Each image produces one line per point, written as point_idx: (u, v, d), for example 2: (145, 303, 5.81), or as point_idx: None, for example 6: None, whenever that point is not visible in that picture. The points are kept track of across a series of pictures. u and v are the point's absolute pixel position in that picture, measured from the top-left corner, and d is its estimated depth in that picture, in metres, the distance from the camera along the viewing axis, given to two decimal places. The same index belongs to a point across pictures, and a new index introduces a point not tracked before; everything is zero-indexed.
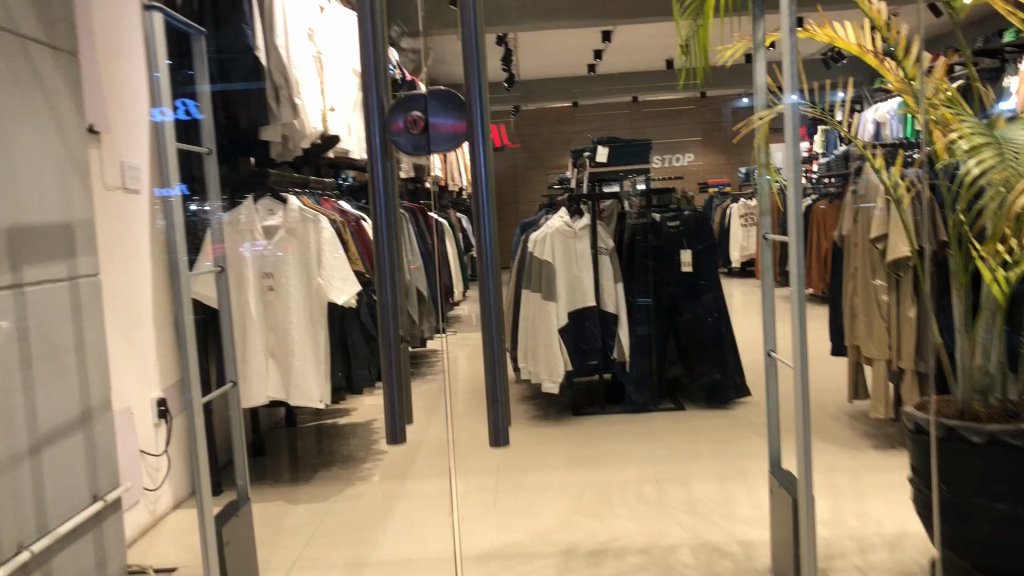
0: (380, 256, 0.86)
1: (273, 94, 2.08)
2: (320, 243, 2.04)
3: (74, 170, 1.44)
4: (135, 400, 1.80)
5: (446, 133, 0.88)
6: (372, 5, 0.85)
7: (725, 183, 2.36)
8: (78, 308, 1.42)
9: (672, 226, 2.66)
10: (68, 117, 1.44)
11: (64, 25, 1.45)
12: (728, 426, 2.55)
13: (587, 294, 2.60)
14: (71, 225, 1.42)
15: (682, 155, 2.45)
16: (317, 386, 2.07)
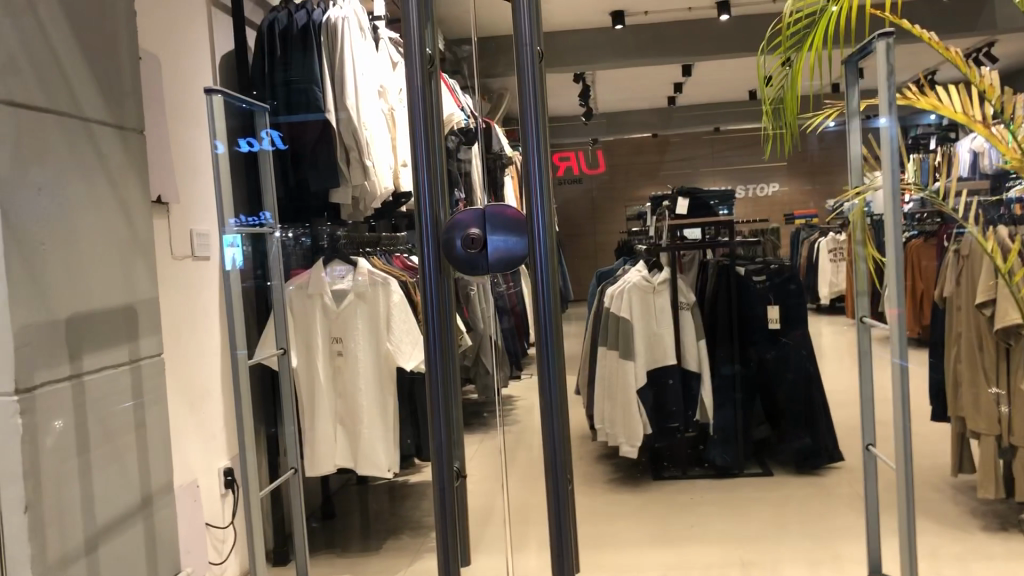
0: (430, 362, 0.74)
1: (344, 157, 2.04)
2: (389, 307, 1.95)
3: (138, 248, 1.41)
4: (201, 471, 1.78)
5: (509, 248, 0.79)
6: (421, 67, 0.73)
7: (812, 215, 2.12)
8: (140, 391, 1.40)
9: (757, 281, 2.47)
10: (133, 195, 1.42)
11: (132, 98, 1.44)
12: (819, 498, 2.43)
13: (667, 352, 2.49)
14: (134, 306, 1.39)
15: (768, 184, 2.15)
16: (384, 455, 2.02)
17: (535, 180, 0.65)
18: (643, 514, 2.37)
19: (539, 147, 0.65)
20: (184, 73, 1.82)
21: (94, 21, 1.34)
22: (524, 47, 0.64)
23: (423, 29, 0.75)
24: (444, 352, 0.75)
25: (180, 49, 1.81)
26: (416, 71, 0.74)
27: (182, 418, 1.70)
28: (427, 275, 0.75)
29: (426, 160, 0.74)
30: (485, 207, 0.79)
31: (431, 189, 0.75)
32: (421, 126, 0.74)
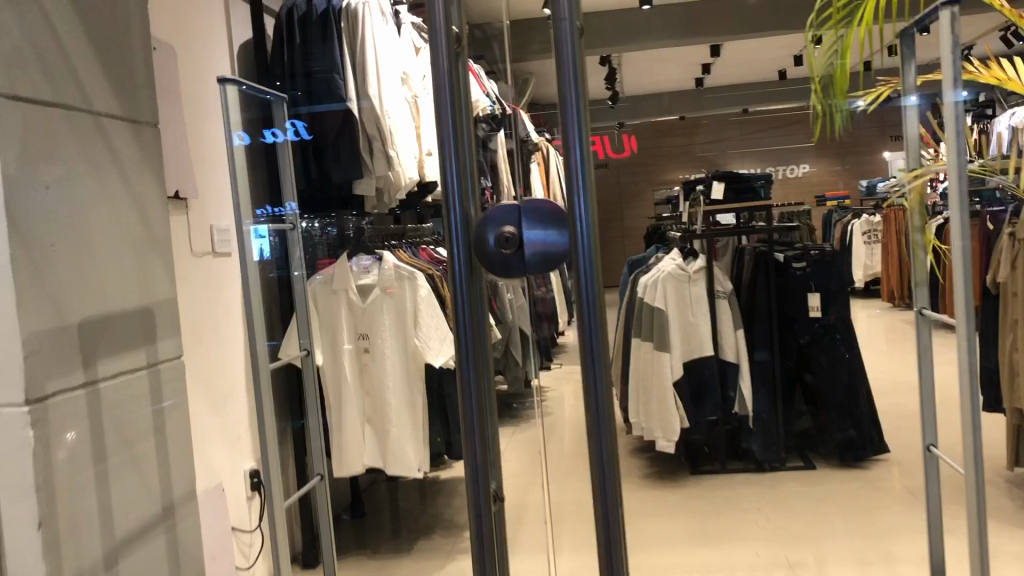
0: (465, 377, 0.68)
1: (367, 147, 1.98)
2: (417, 301, 1.88)
3: (154, 247, 1.35)
4: (226, 474, 1.73)
5: (551, 247, 0.69)
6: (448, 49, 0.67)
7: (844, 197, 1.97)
8: (159, 397, 1.34)
9: (798, 268, 2.43)
10: (149, 192, 1.36)
11: (146, 90, 1.38)
12: (865, 491, 2.35)
13: (703, 343, 2.43)
14: (151, 308, 1.33)
15: (800, 164, 1.86)
16: (415, 453, 1.97)
17: (575, 176, 0.57)
18: (682, 510, 2.30)
19: (580, 141, 0.56)
20: (200, 63, 1.76)
21: (104, 11, 1.27)
22: (560, 26, 0.56)
23: (449, 6, 0.67)
24: (478, 365, 0.68)
25: (196, 39, 1.75)
26: (443, 54, 0.66)
27: (205, 420, 1.65)
28: (458, 277, 0.68)
29: (454, 154, 0.67)
30: (521, 201, 0.69)
31: (460, 185, 0.68)
32: (446, 117, 0.67)
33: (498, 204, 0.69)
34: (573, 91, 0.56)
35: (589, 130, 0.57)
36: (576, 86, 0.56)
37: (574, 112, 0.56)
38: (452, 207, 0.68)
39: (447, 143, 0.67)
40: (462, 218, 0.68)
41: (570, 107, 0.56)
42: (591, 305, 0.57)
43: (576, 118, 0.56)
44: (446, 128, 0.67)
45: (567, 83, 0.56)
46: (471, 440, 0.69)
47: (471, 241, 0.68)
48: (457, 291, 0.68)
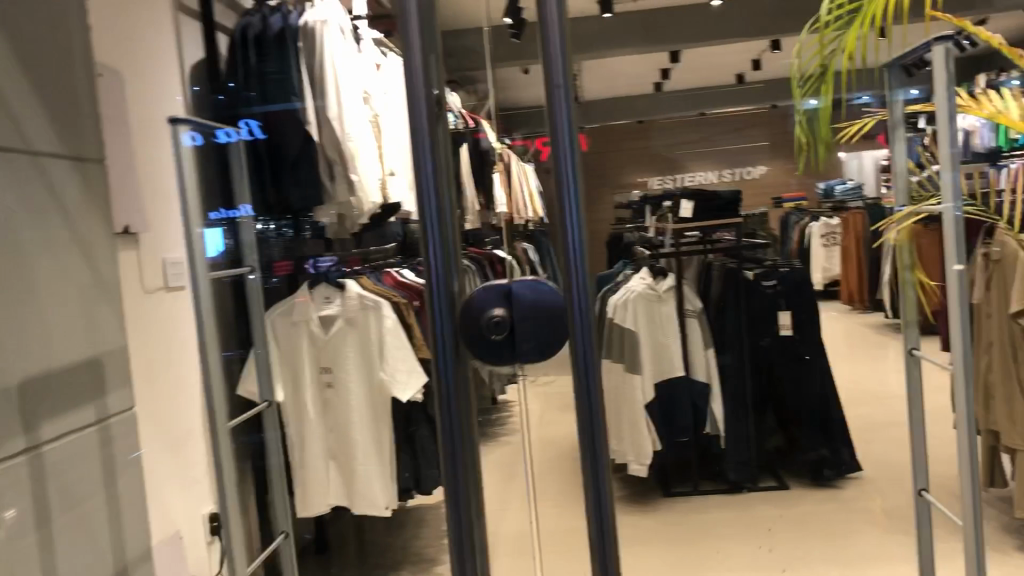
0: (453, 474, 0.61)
1: (327, 170, 1.88)
2: (382, 333, 1.81)
3: (101, 292, 1.27)
4: (184, 521, 1.64)
5: (544, 329, 0.63)
6: (428, 107, 0.59)
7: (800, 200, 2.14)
8: (109, 454, 1.25)
9: (769, 286, 2.35)
10: (94, 233, 1.27)
11: (91, 123, 1.29)
12: (839, 511, 2.33)
13: (674, 362, 2.37)
14: (99, 357, 1.25)
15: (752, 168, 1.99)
16: (381, 492, 1.90)
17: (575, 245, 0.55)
18: (656, 536, 2.25)
19: (577, 215, 0.55)
20: (148, 87, 1.66)
21: (42, 40, 1.18)
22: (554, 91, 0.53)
23: (427, 62, 0.60)
24: (468, 468, 0.62)
25: (143, 62, 1.65)
26: (421, 119, 0.59)
27: (159, 465, 1.56)
28: (444, 364, 0.61)
29: (437, 230, 0.60)
30: (511, 282, 0.64)
31: (444, 264, 0.60)
32: (426, 189, 0.60)
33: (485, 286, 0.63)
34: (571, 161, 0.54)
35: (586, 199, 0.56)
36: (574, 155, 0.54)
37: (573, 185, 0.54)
38: (438, 288, 0.60)
39: (430, 218, 0.60)
40: (444, 301, 0.61)
41: (569, 177, 0.54)
42: (589, 367, 0.56)
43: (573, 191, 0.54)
44: (427, 202, 0.60)
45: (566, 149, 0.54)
46: (458, 544, 0.62)
47: (459, 328, 0.62)
48: (444, 382, 0.61)
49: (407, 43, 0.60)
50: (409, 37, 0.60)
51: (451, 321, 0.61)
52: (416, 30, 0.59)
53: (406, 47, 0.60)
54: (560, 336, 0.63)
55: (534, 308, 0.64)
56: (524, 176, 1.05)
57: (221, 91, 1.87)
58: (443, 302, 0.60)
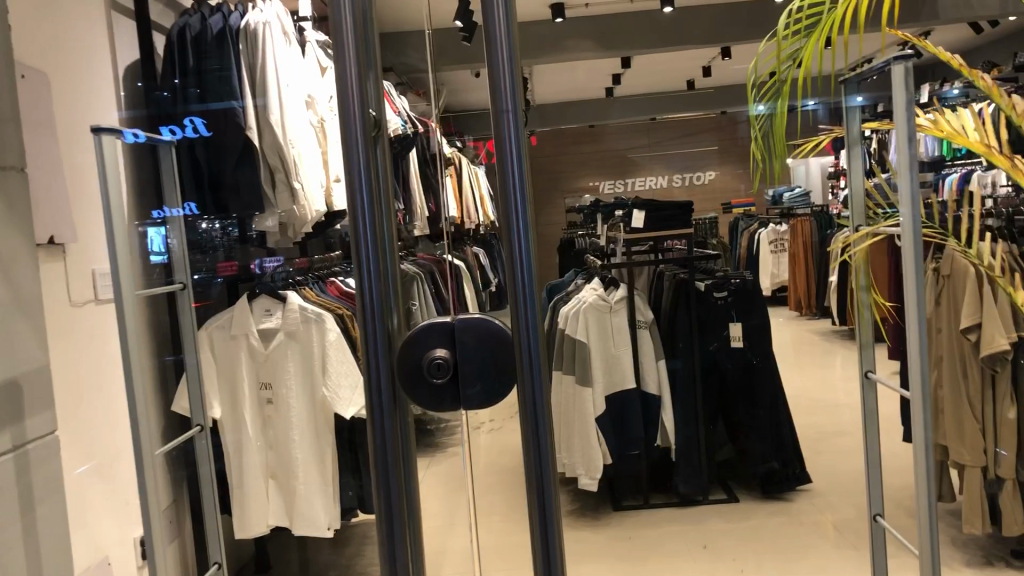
0: (386, 510, 0.58)
1: (268, 178, 1.84)
2: (325, 346, 1.75)
3: (22, 310, 1.19)
4: (113, 546, 1.56)
5: (489, 371, 0.61)
6: (367, 127, 0.56)
7: None
8: (27, 483, 1.18)
9: (718, 297, 2.40)
10: (14, 246, 1.19)
11: (13, 130, 1.21)
12: (789, 525, 2.32)
13: (626, 375, 2.30)
14: (18, 380, 1.17)
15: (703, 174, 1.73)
16: (323, 513, 1.83)
17: (523, 252, 0.58)
18: (606, 554, 2.22)
19: (525, 225, 0.58)
20: (77, 89, 1.58)
21: None
22: (502, 109, 0.56)
23: (365, 95, 0.56)
24: (405, 535, 0.59)
25: (71, 63, 1.57)
26: (358, 155, 0.56)
27: (86, 487, 1.48)
28: (379, 403, 0.58)
29: (373, 272, 0.57)
30: (454, 321, 0.61)
31: (381, 309, 0.57)
32: (363, 228, 0.56)
33: (426, 326, 0.61)
34: (518, 176, 0.57)
35: (531, 211, 0.59)
36: (521, 170, 0.57)
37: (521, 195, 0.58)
38: (378, 335, 0.58)
39: (368, 260, 0.57)
40: (380, 349, 0.58)
41: (516, 189, 0.58)
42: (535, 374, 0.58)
43: (519, 202, 0.57)
44: (364, 241, 0.57)
45: (515, 163, 0.57)
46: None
47: (398, 373, 0.59)
48: (380, 435, 0.58)
49: (343, 74, 0.55)
50: (345, 68, 0.55)
51: (388, 369, 0.58)
52: (353, 59, 0.55)
53: (341, 79, 0.56)
54: (507, 378, 0.61)
55: (478, 345, 0.61)
56: (477, 181, 0.98)
57: (159, 86, 1.81)
58: (382, 349, 0.58)
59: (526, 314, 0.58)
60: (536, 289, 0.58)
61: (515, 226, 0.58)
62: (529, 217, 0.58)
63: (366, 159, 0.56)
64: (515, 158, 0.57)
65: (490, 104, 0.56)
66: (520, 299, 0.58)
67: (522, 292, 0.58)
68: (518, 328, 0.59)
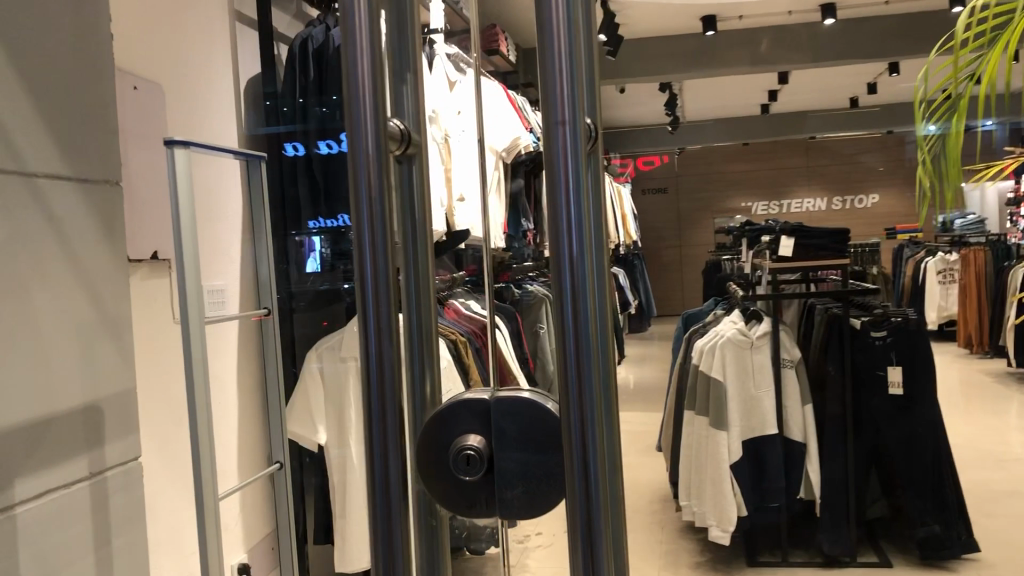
0: None
1: None
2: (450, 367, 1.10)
3: (107, 332, 1.14)
4: None
5: (534, 472, 0.45)
6: (376, 143, 0.43)
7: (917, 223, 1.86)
8: (103, 512, 1.12)
9: (878, 338, 2.10)
10: (103, 264, 1.14)
11: (108, 146, 1.17)
12: None
13: (767, 421, 2.11)
14: (100, 406, 1.12)
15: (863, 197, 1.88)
16: None
17: (581, 317, 0.40)
18: None
19: (585, 273, 0.40)
20: (190, 102, 1.56)
21: (48, 48, 1.05)
22: (555, 120, 0.40)
23: (381, 108, 0.43)
24: None
25: (186, 76, 1.56)
26: (368, 186, 0.43)
27: (184, 509, 1.44)
28: (382, 503, 0.45)
29: (381, 336, 0.44)
30: (492, 400, 0.47)
31: (391, 388, 0.44)
32: (370, 282, 0.44)
33: (455, 404, 0.48)
34: (577, 213, 0.40)
35: (603, 253, 0.41)
36: (582, 206, 0.40)
37: (581, 238, 0.40)
38: (387, 421, 0.44)
39: (376, 323, 0.44)
40: (388, 444, 0.44)
41: (571, 227, 0.40)
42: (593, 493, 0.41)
43: (573, 250, 0.40)
44: (370, 296, 0.44)
45: (573, 192, 0.40)
46: None
47: (416, 465, 0.48)
48: (384, 547, 0.45)
49: (354, 78, 0.43)
50: (355, 72, 0.43)
51: (400, 471, 0.45)
52: (365, 61, 0.43)
53: (351, 85, 0.43)
54: (556, 488, 0.44)
55: (519, 436, 0.45)
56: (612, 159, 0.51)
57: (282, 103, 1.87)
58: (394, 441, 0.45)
59: (584, 409, 0.40)
60: (599, 370, 0.40)
61: (574, 281, 0.40)
62: (594, 271, 0.40)
63: (380, 185, 0.43)
64: (569, 189, 0.40)
65: (543, 104, 0.40)
66: (572, 389, 0.40)
67: (577, 376, 0.40)
68: (569, 425, 0.41)
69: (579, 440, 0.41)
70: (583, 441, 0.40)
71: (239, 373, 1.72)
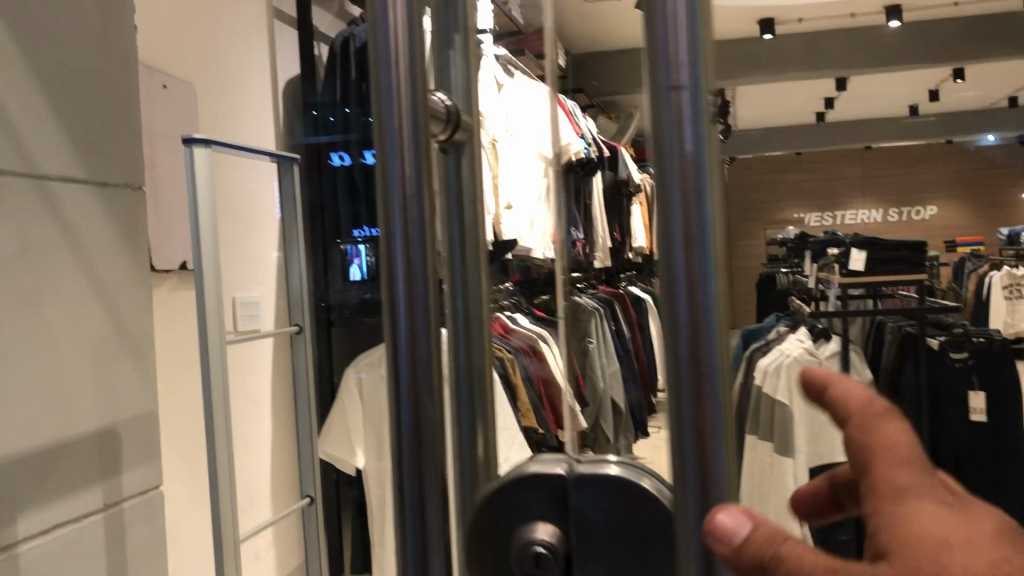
0: None
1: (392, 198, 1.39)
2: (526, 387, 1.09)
3: (125, 349, 1.04)
4: None
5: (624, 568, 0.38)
6: (415, 126, 0.35)
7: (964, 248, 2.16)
8: (117, 546, 1.02)
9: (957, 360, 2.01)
10: (122, 274, 1.05)
11: (129, 147, 1.08)
12: None
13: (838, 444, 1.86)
14: (117, 429, 1.02)
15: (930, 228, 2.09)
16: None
17: (705, 340, 0.29)
18: None
19: (711, 300, 0.29)
20: (223, 101, 1.49)
21: (66, 38, 0.97)
22: (665, 83, 0.29)
23: (422, 80, 0.35)
24: None
25: (219, 77, 1.49)
26: (402, 180, 0.35)
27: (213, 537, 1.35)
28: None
29: (417, 356, 0.36)
30: (569, 475, 0.39)
31: (432, 441, 0.36)
32: (402, 298, 0.35)
33: (519, 483, 0.40)
34: (696, 214, 0.29)
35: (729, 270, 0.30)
36: (704, 184, 0.29)
37: (703, 228, 0.29)
38: (423, 459, 0.36)
39: (410, 337, 0.35)
40: (424, 494, 0.36)
41: (685, 209, 0.29)
42: None
43: (685, 244, 0.29)
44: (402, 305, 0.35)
45: (694, 164, 0.29)
46: None
47: (467, 552, 0.41)
48: None
49: (384, 47, 0.35)
50: (386, 38, 0.35)
51: (443, 547, 0.36)
52: (401, 25, 0.34)
53: (378, 49, 0.35)
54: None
55: (601, 518, 0.39)
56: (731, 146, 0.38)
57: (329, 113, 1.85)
58: (433, 488, 0.36)
59: (708, 462, 0.30)
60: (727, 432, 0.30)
61: (694, 305, 0.29)
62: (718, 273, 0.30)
63: (417, 178, 0.35)
64: (678, 160, 0.29)
65: (647, 66, 0.30)
66: (687, 433, 0.30)
67: (690, 415, 0.30)
68: (679, 481, 0.31)
69: (694, 501, 0.30)
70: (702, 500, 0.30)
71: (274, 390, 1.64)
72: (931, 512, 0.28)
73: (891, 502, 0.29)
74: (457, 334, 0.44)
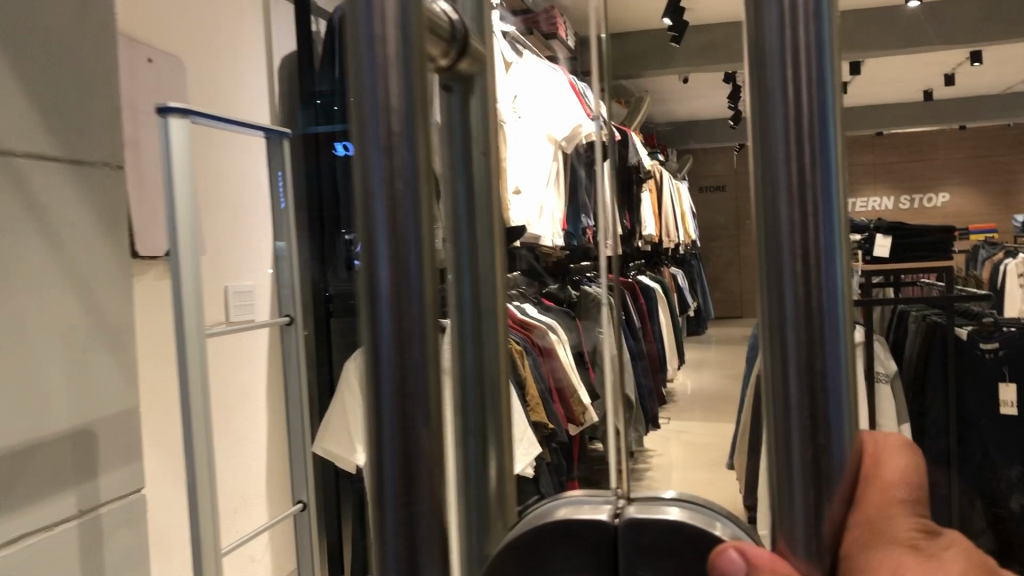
0: None
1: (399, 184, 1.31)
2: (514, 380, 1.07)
3: (104, 342, 0.96)
4: None
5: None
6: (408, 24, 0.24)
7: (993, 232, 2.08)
8: (94, 555, 0.94)
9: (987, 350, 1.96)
10: (100, 261, 0.97)
11: (109, 126, 1.00)
12: None
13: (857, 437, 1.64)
14: (94, 429, 0.94)
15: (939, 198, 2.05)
16: None
17: (829, 331, 0.22)
18: None
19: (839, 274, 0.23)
20: (214, 81, 1.42)
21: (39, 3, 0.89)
22: None
23: None
24: None
25: (210, 55, 1.41)
26: (391, 103, 0.24)
27: None
28: None
29: (411, 369, 0.24)
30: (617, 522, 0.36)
31: (424, 491, 0.24)
32: (386, 280, 0.24)
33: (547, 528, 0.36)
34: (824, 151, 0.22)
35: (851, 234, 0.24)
36: (829, 114, 0.22)
37: (826, 156, 0.22)
38: (415, 515, 0.24)
39: (401, 341, 0.24)
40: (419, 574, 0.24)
41: (797, 131, 0.22)
42: None
43: (794, 176, 0.22)
44: (386, 292, 0.24)
45: (814, 59, 0.22)
46: None
47: None
48: None
49: None
50: None
51: None
52: None
53: None
54: None
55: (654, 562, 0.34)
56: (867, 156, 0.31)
57: (326, 99, 1.77)
58: (426, 559, 0.25)
59: (824, 465, 0.23)
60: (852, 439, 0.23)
61: (811, 282, 0.22)
62: (841, 218, 0.23)
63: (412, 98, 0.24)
64: (789, 62, 0.22)
65: None
66: (795, 427, 0.23)
67: (803, 405, 0.23)
68: (783, 492, 0.24)
69: (804, 517, 0.23)
70: (816, 514, 0.23)
71: (267, 387, 1.56)
72: (923, 567, 0.22)
73: (862, 533, 0.23)
74: (464, 330, 0.35)
